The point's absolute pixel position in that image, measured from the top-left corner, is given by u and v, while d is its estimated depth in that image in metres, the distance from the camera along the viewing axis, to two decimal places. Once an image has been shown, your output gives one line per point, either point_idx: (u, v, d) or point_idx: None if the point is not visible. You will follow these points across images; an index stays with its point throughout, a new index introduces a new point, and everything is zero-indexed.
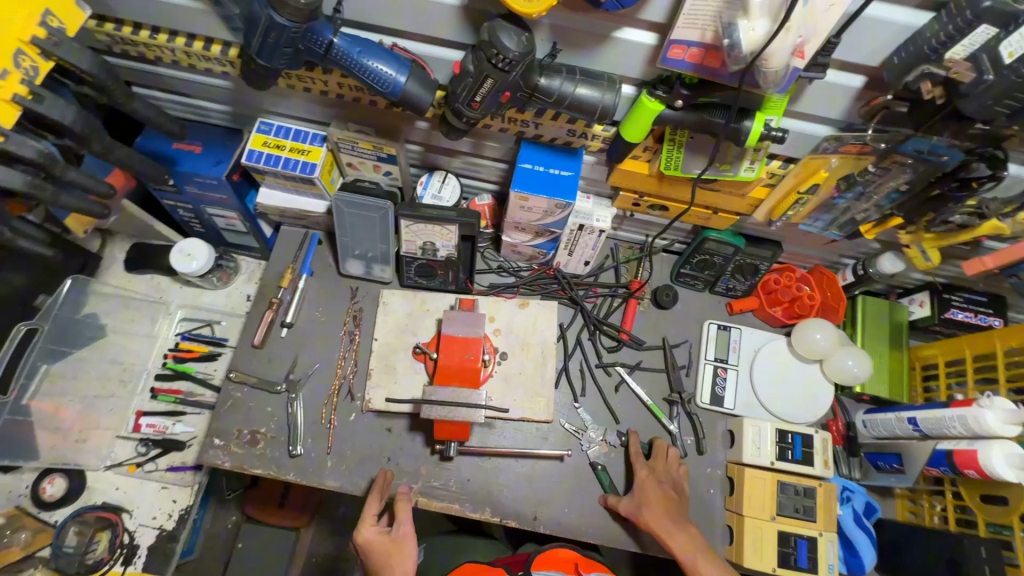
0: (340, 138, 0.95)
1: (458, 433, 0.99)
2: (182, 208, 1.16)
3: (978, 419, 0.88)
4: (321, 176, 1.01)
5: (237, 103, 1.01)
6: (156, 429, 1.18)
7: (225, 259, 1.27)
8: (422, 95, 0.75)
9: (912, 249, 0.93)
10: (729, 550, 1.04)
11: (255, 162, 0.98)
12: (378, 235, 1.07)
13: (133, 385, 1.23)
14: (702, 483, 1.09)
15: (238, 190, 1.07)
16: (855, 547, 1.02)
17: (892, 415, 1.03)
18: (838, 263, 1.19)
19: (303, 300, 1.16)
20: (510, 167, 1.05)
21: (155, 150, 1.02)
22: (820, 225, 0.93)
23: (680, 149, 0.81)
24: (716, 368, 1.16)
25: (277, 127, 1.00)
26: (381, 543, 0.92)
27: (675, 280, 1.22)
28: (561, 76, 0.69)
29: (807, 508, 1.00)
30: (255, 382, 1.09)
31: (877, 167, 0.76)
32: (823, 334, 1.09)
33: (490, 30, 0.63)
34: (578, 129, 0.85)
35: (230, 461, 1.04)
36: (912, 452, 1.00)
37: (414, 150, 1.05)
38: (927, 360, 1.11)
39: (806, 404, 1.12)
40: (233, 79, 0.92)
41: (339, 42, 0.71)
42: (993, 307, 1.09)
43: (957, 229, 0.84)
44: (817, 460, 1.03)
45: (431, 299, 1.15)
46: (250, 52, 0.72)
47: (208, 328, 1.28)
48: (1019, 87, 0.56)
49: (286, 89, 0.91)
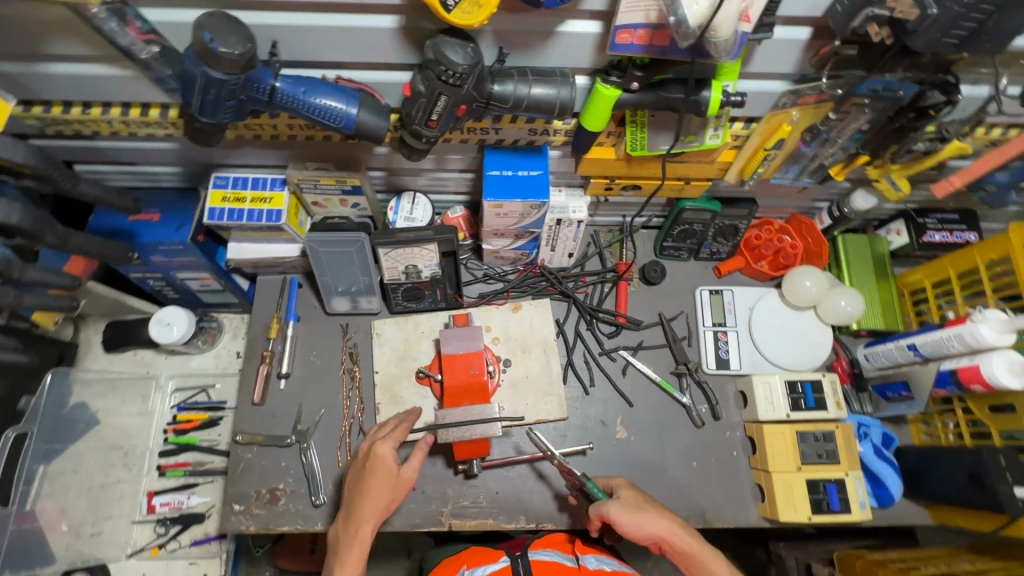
0: (300, 179, 0.93)
1: (479, 450, 0.98)
2: (152, 278, 1.12)
3: (974, 334, 0.90)
4: (289, 221, 0.99)
5: (187, 162, 0.97)
6: (171, 507, 1.17)
7: (206, 321, 1.23)
8: (377, 123, 0.73)
9: (882, 182, 0.95)
10: (762, 508, 1.05)
11: (219, 219, 0.95)
12: (359, 268, 1.05)
13: (138, 467, 1.19)
14: (724, 448, 1.10)
15: (206, 250, 1.03)
16: (880, 479, 1.04)
17: (891, 344, 1.06)
18: (813, 207, 1.21)
19: (295, 347, 1.14)
20: (477, 175, 1.03)
21: (112, 227, 0.99)
22: (791, 176, 0.94)
23: (644, 129, 0.81)
24: (716, 333, 1.17)
25: (233, 179, 0.97)
26: (384, 471, 0.89)
27: (660, 255, 1.23)
28: (513, 79, 0.68)
29: (830, 452, 1.01)
30: (263, 440, 1.06)
31: (837, 113, 0.77)
32: (812, 280, 1.11)
33: (433, 47, 0.62)
34: (538, 128, 0.84)
35: (254, 524, 1.02)
36: (917, 378, 1.02)
37: (378, 176, 1.03)
38: (914, 285, 1.13)
39: (809, 351, 1.14)
40: (178, 139, 0.88)
41: (281, 86, 0.68)
42: (965, 222, 1.12)
43: (921, 156, 0.86)
44: (830, 403, 1.05)
45: (423, 321, 1.14)
46: (192, 111, 0.70)
47: (203, 394, 1.24)
48: (961, 15, 0.57)
49: (235, 140, 0.88)
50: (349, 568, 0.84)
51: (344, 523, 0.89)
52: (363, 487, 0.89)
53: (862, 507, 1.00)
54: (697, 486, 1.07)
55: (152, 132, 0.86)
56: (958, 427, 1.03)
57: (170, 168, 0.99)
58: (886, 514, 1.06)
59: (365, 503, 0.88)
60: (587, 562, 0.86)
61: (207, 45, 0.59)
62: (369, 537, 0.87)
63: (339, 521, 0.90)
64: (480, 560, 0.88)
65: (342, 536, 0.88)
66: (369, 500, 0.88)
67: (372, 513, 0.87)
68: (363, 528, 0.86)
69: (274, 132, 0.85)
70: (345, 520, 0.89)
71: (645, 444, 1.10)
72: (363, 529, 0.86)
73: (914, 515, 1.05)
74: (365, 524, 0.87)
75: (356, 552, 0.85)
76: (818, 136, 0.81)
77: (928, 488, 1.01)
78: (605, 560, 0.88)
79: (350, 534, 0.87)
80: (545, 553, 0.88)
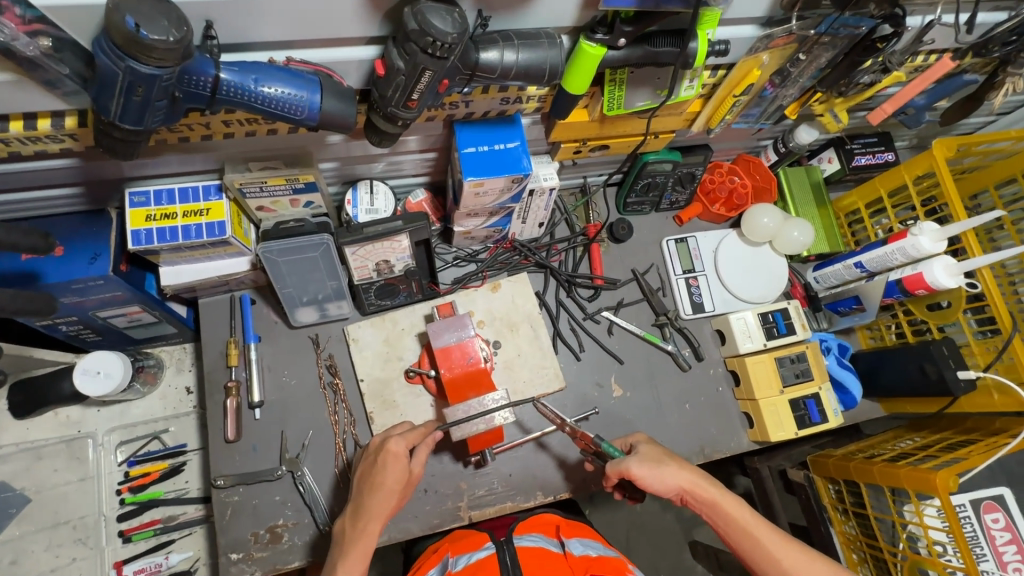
0: (242, 183, 0.80)
1: (493, 439, 0.95)
2: (65, 323, 0.92)
3: (915, 246, 1.01)
4: (234, 232, 0.86)
5: (90, 181, 0.80)
6: (148, 572, 1.03)
7: (142, 359, 1.07)
8: (343, 110, 0.64)
9: (826, 116, 1.00)
10: (752, 432, 1.13)
11: (146, 243, 0.80)
12: (324, 273, 0.95)
13: (96, 539, 1.04)
14: (711, 385, 1.16)
15: (132, 280, 0.87)
16: (845, 386, 1.16)
17: (839, 264, 1.16)
18: (756, 146, 1.27)
19: (262, 369, 1.02)
20: (439, 153, 0.96)
21: (3, 270, 0.79)
22: (751, 120, 0.99)
23: (622, 87, 0.78)
24: (687, 279, 1.21)
25: (155, 193, 0.82)
26: (397, 466, 0.82)
27: (624, 211, 1.23)
28: (498, 46, 0.62)
29: (804, 370, 1.11)
30: (248, 478, 0.95)
31: (801, 53, 0.79)
32: (769, 216, 1.17)
33: (416, 16, 0.54)
34: (512, 96, 0.78)
35: (259, 568, 0.93)
36: (866, 291, 1.13)
37: (328, 168, 0.92)
38: (848, 207, 1.25)
39: (772, 282, 1.21)
40: (79, 153, 0.72)
41: (227, 76, 0.57)
42: (883, 144, 1.22)
43: (864, 88, 0.92)
44: (797, 326, 1.14)
45: (401, 317, 1.06)
46: (108, 119, 0.57)
47: (156, 441, 1.10)
48: None
49: (156, 146, 0.73)
50: (353, 567, 0.76)
51: (350, 517, 0.82)
52: (373, 481, 0.82)
53: (836, 414, 1.11)
54: (693, 426, 1.12)
55: (43, 148, 0.69)
56: (898, 327, 1.17)
57: (69, 190, 0.81)
58: (849, 414, 1.19)
59: (376, 499, 0.80)
60: (572, 547, 0.81)
61: (133, 32, 0.47)
62: (377, 534, 0.79)
63: (344, 515, 0.83)
64: (465, 548, 0.87)
65: (348, 531, 0.80)
66: (380, 495, 0.80)
67: (381, 510, 0.80)
68: (371, 525, 0.79)
69: (206, 133, 0.73)
70: (352, 515, 0.82)
71: (641, 397, 1.13)
72: (370, 526, 0.78)
73: (870, 411, 1.20)
74: (374, 522, 0.79)
75: (360, 550, 0.77)
76: (786, 78, 0.85)
77: (882, 384, 1.15)
78: (591, 544, 0.83)
79: (356, 531, 0.79)
80: (530, 538, 0.84)
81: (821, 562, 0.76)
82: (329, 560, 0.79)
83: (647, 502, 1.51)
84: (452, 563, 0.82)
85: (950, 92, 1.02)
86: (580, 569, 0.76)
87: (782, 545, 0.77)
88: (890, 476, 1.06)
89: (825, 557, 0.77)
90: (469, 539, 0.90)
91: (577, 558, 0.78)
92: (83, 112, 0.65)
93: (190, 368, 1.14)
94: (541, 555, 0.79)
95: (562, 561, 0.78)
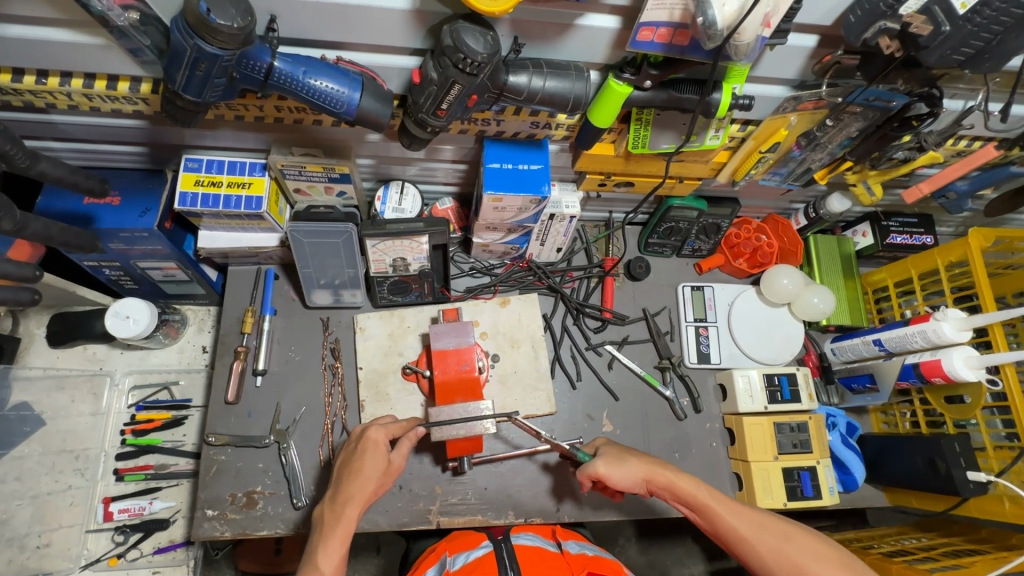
0: (284, 164, 0.87)
1: (472, 447, 0.95)
2: (108, 267, 1.01)
3: (937, 331, 0.97)
4: (269, 209, 0.92)
5: (154, 142, 0.89)
6: (131, 514, 1.09)
7: (169, 313, 1.15)
8: (378, 109, 0.69)
9: (858, 187, 0.99)
10: (740, 495, 1.09)
11: (190, 205, 0.87)
12: (344, 260, 1.00)
13: (92, 471, 1.10)
14: (705, 439, 1.13)
15: (174, 237, 0.94)
16: (846, 466, 1.11)
17: (859, 339, 1.13)
18: (788, 208, 1.26)
19: (271, 341, 1.08)
20: (470, 166, 1.01)
21: (65, 210, 0.89)
22: (778, 178, 0.99)
23: (648, 127, 0.80)
24: (698, 328, 1.20)
25: (207, 162, 0.90)
26: (377, 454, 0.85)
27: (645, 251, 1.25)
28: (527, 71, 0.67)
29: (803, 441, 1.07)
30: (237, 442, 1.00)
31: (833, 120, 0.80)
32: (789, 278, 1.15)
33: (452, 33, 0.59)
34: (541, 121, 0.82)
35: (230, 530, 0.96)
36: (882, 371, 1.09)
37: (365, 164, 0.99)
38: (876, 283, 1.21)
39: (783, 346, 1.19)
40: (149, 116, 0.81)
41: (280, 65, 0.64)
42: (923, 226, 1.19)
43: (899, 163, 0.91)
44: (803, 395, 1.10)
45: (408, 316, 1.11)
46: (173, 87, 0.63)
47: (165, 392, 1.17)
48: (974, 35, 0.57)
49: (214, 119, 0.82)
50: (333, 552, 0.77)
51: (328, 504, 0.84)
52: (352, 469, 0.85)
53: (831, 492, 1.06)
54: None
55: (118, 107, 0.78)
56: (913, 415, 1.12)
57: (133, 148, 0.90)
58: (849, 497, 1.13)
59: (354, 486, 0.83)
60: (568, 546, 0.87)
61: (204, 15, 0.54)
62: (357, 518, 0.81)
63: (323, 502, 0.85)
64: (462, 547, 0.90)
65: (327, 517, 0.82)
66: (358, 481, 0.83)
67: (360, 496, 0.82)
68: (350, 509, 0.81)
69: (260, 115, 0.80)
70: (330, 501, 0.84)
71: (629, 439, 1.11)
72: (349, 511, 0.81)
73: (873, 498, 1.13)
74: (351, 506, 0.81)
75: (341, 533, 0.79)
76: (813, 141, 0.85)
77: (886, 472, 1.09)
78: (585, 545, 0.89)
79: (335, 516, 0.81)
80: (526, 538, 0.90)
81: (774, 525, 0.78)
82: (308, 546, 0.80)
83: (633, 555, 1.47)
84: (451, 562, 0.84)
85: (995, 182, 0.99)
86: (576, 564, 0.81)
87: (735, 513, 0.79)
88: (880, 571, 1.00)
89: (782, 520, 0.79)
90: (466, 539, 0.93)
91: (573, 555, 0.84)
92: (157, 81, 0.73)
93: (210, 330, 1.21)
94: (538, 551, 0.84)
95: (559, 557, 0.84)
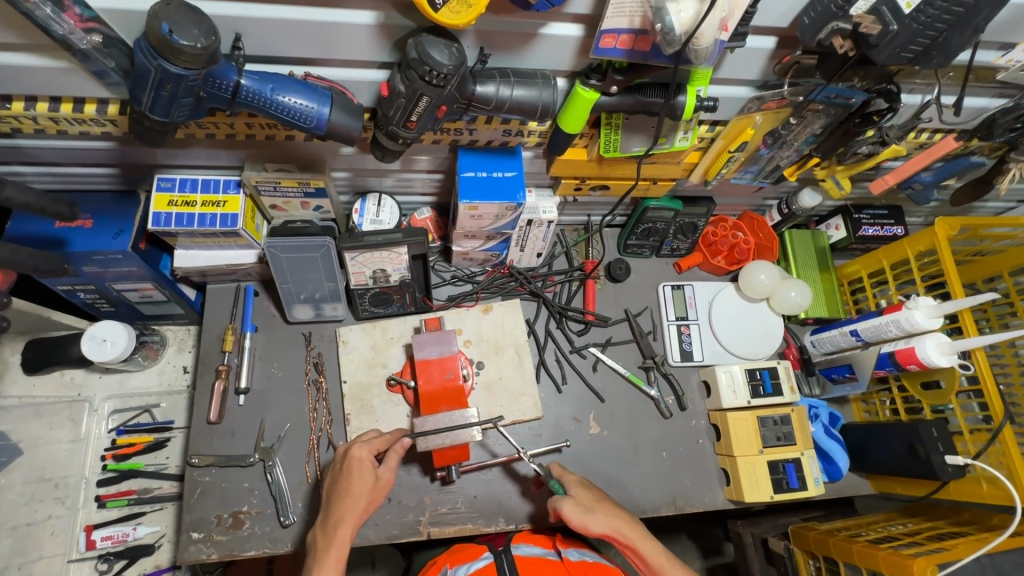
0: (258, 180, 0.87)
1: (459, 456, 0.95)
2: (83, 290, 1.00)
3: (909, 319, 0.99)
4: (245, 225, 0.92)
5: (125, 163, 0.88)
6: (114, 541, 1.06)
7: (148, 335, 1.13)
8: (349, 123, 0.69)
9: (828, 181, 1.02)
10: (728, 490, 1.10)
11: (164, 225, 0.87)
12: (323, 273, 1.00)
13: (74, 499, 1.08)
14: (691, 436, 1.14)
15: (149, 258, 0.93)
16: (830, 455, 1.13)
17: (836, 330, 1.15)
18: (762, 205, 1.28)
19: (253, 358, 1.07)
20: (445, 175, 1.01)
21: (36, 234, 0.87)
22: (749, 176, 1.01)
23: (618, 131, 0.82)
24: (679, 327, 1.21)
25: (180, 181, 0.89)
26: (363, 472, 0.84)
27: (624, 252, 1.26)
28: (495, 81, 0.67)
29: (787, 433, 1.08)
30: (222, 462, 0.99)
31: (797, 118, 0.82)
32: (766, 274, 1.16)
33: (417, 46, 0.60)
34: (513, 129, 0.83)
35: (216, 552, 0.95)
36: (859, 360, 1.11)
37: (341, 177, 0.99)
38: (851, 275, 1.24)
39: (763, 340, 1.21)
40: (118, 137, 0.80)
41: (247, 83, 0.64)
42: (893, 217, 1.22)
43: (864, 158, 0.93)
44: (784, 388, 1.12)
45: (391, 326, 1.10)
46: (139, 108, 0.63)
47: (147, 414, 1.16)
48: (920, 34, 0.60)
49: (184, 138, 0.81)
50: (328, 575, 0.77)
51: (321, 528, 0.83)
52: (340, 489, 0.84)
53: (816, 483, 1.08)
54: (665, 474, 1.10)
55: (86, 129, 0.77)
56: (893, 403, 1.14)
57: (104, 170, 0.89)
58: (834, 486, 1.15)
59: (344, 506, 0.82)
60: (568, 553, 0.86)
61: (166, 36, 0.54)
62: (349, 539, 0.81)
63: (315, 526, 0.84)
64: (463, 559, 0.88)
65: (320, 540, 0.82)
66: (348, 501, 0.82)
67: (351, 515, 0.82)
68: (342, 531, 0.81)
69: (231, 132, 0.80)
70: (322, 524, 0.83)
71: (614, 441, 1.11)
72: (341, 532, 0.80)
73: (857, 486, 1.16)
74: (344, 527, 0.81)
75: (336, 554, 0.79)
76: (779, 139, 0.87)
77: (869, 459, 1.11)
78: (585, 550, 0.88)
79: (328, 539, 0.81)
80: (526, 548, 0.88)
81: None
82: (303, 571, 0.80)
83: None
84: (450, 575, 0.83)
85: (958, 172, 1.02)
86: None
87: None
88: (868, 558, 1.00)
89: None
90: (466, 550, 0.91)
91: (573, 563, 0.83)
92: (124, 102, 0.73)
93: (190, 350, 1.20)
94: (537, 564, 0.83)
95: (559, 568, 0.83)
